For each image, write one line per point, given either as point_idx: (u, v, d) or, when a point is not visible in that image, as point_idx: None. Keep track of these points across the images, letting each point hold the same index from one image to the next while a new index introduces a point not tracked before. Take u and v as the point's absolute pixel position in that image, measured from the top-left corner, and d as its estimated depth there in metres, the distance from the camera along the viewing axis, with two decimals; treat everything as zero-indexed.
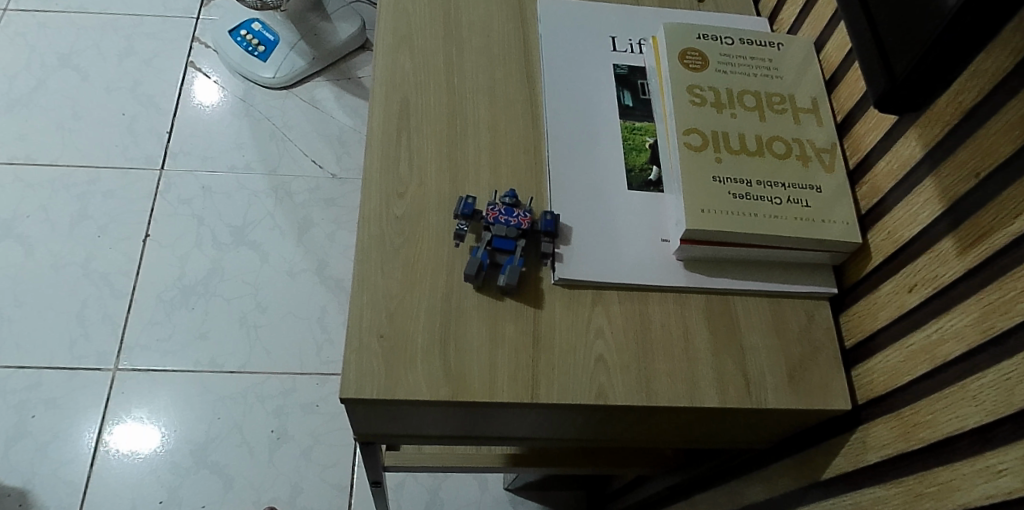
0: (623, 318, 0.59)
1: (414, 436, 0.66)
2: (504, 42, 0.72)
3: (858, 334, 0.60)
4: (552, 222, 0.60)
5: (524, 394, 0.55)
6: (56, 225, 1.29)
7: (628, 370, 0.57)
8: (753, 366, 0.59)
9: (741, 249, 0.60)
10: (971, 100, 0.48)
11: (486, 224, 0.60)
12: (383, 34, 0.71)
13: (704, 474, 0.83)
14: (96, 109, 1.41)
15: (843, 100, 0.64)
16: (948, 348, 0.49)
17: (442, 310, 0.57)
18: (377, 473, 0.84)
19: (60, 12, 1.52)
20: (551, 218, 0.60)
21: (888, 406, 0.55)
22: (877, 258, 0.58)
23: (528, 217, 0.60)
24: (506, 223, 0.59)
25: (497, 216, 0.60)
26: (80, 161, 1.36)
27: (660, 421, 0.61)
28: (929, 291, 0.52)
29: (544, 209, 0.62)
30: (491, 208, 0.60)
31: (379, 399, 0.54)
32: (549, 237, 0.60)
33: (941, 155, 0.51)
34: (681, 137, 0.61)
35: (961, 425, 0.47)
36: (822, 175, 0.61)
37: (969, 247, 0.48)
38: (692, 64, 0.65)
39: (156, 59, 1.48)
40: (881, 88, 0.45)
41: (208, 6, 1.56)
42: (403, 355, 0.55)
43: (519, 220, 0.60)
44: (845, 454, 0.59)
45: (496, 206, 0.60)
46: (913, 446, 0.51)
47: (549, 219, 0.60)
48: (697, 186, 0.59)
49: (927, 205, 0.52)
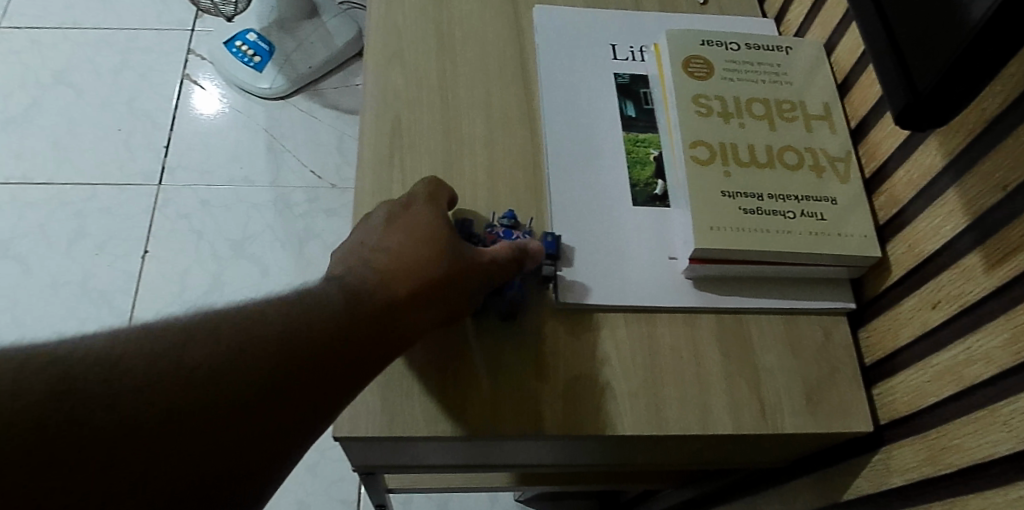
0: (630, 342, 0.56)
1: (416, 466, 0.64)
2: (501, 54, 0.69)
3: (878, 352, 0.57)
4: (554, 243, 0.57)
5: (528, 427, 0.53)
6: (54, 244, 1.27)
7: (637, 397, 0.54)
8: (768, 388, 0.56)
9: (752, 267, 0.58)
10: (997, 107, 0.45)
11: (483, 244, 0.57)
12: (375, 51, 0.68)
13: (720, 490, 0.79)
14: (92, 125, 1.39)
15: (857, 105, 0.61)
16: (974, 370, 0.46)
17: (442, 339, 0.55)
18: (380, 495, 0.81)
19: (55, 28, 1.50)
20: (552, 239, 0.58)
21: (910, 429, 0.52)
22: (897, 273, 0.55)
23: (529, 239, 0.58)
24: None
25: (496, 237, 0.57)
26: (77, 178, 1.33)
27: (670, 446, 0.58)
28: (954, 309, 0.49)
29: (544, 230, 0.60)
30: (489, 230, 0.58)
31: (375, 436, 0.52)
32: (550, 258, 0.57)
33: (964, 164, 0.48)
34: (687, 150, 0.58)
35: (990, 453, 0.44)
36: (836, 185, 0.58)
37: (997, 264, 0.45)
38: (697, 72, 0.62)
39: (151, 73, 1.46)
40: (901, 103, 0.42)
41: (203, 17, 1.53)
42: (399, 388, 0.53)
43: (519, 241, 0.57)
44: (866, 475, 0.56)
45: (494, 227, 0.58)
46: (939, 473, 0.48)
47: (551, 240, 0.57)
48: (705, 202, 0.56)
49: (950, 218, 0.49)
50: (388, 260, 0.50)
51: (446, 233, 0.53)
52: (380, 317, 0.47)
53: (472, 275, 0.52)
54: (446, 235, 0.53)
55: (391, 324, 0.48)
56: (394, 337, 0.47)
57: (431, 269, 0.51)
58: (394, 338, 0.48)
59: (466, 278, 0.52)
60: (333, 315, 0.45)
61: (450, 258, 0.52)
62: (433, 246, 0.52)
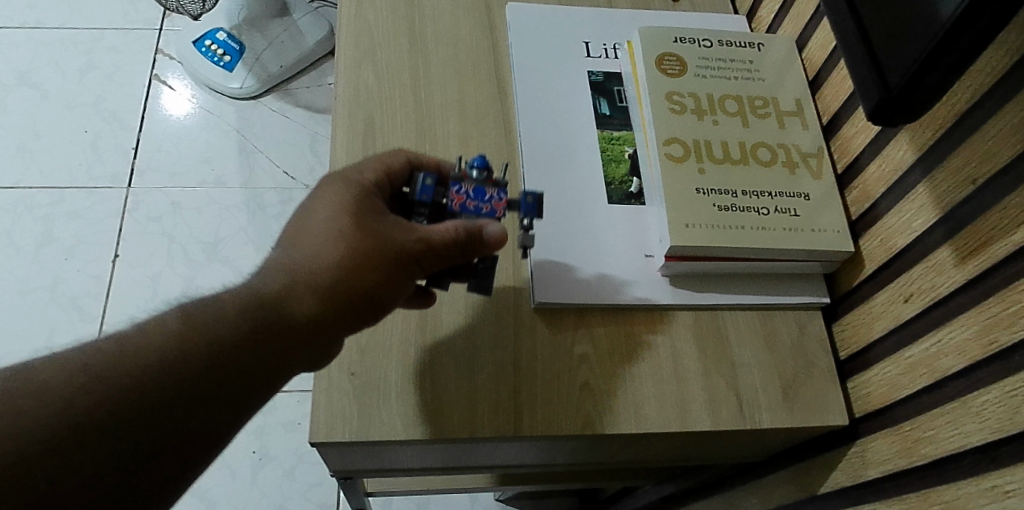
0: (607, 341, 0.56)
1: (393, 470, 0.63)
2: (474, 52, 0.68)
3: (852, 346, 0.57)
4: (533, 206, 0.50)
5: (506, 428, 0.52)
6: (20, 249, 1.23)
7: (614, 396, 0.54)
8: (745, 383, 0.56)
9: (727, 264, 0.58)
10: (966, 103, 0.46)
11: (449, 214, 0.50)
12: (346, 50, 0.67)
13: (699, 485, 0.79)
14: (57, 127, 1.34)
15: (828, 101, 0.61)
16: (947, 362, 0.47)
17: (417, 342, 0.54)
18: (358, 500, 0.80)
19: (15, 26, 1.44)
20: (531, 199, 0.50)
21: (884, 421, 0.53)
22: (870, 267, 0.56)
23: (504, 200, 0.49)
24: (476, 211, 0.49)
25: (465, 202, 0.49)
26: (43, 182, 1.29)
27: (649, 443, 0.58)
28: (926, 303, 0.49)
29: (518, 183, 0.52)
30: (456, 189, 0.49)
31: (351, 441, 0.51)
32: (527, 222, 0.51)
33: (934, 159, 0.49)
34: (662, 148, 0.58)
35: (963, 443, 0.44)
36: (808, 181, 0.59)
37: (968, 256, 0.46)
38: (670, 69, 0.62)
39: (118, 73, 1.41)
40: (874, 102, 0.43)
41: (171, 16, 1.49)
42: (373, 393, 0.52)
43: (491, 205, 0.49)
44: (842, 468, 0.56)
45: (461, 191, 0.49)
46: (914, 464, 0.49)
47: (530, 201, 0.50)
48: (679, 200, 0.56)
49: (921, 212, 0.50)
50: (309, 259, 0.46)
51: (367, 222, 0.47)
52: (281, 338, 0.44)
53: (398, 273, 0.47)
54: (372, 223, 0.47)
55: (299, 342, 0.45)
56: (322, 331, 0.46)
57: (342, 268, 0.45)
58: (306, 347, 0.45)
59: (391, 272, 0.46)
60: (229, 335, 0.43)
61: (369, 253, 0.46)
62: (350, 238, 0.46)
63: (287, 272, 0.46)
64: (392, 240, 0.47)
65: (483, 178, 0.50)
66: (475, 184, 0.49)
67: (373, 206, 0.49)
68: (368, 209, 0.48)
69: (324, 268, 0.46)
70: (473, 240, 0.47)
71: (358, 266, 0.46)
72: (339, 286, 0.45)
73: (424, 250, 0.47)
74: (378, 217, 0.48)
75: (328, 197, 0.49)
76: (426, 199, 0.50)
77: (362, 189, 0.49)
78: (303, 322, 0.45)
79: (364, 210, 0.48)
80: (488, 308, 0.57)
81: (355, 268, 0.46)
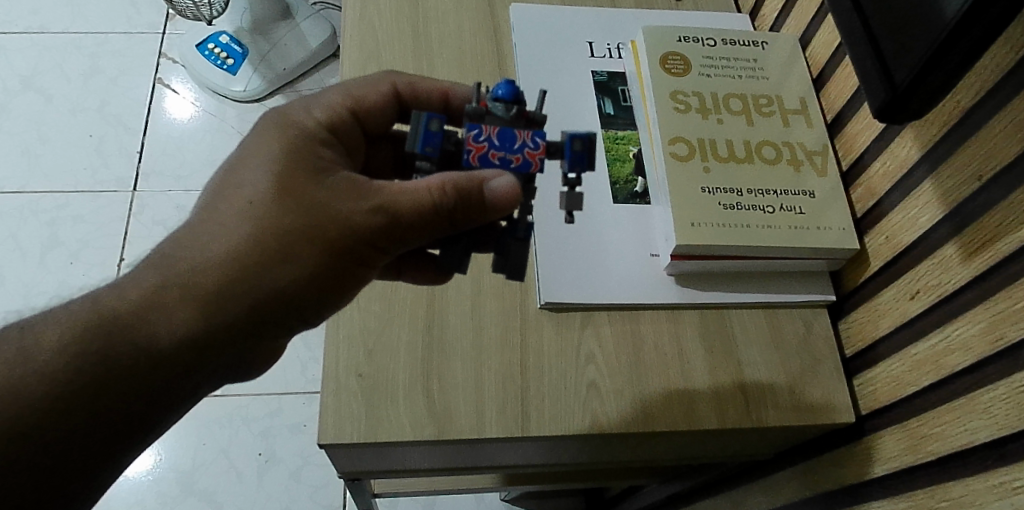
0: (613, 340, 0.57)
1: (400, 471, 0.63)
2: (478, 53, 0.69)
3: (858, 343, 0.57)
4: (582, 154, 0.43)
5: (513, 428, 0.52)
6: (26, 253, 1.23)
7: (621, 395, 0.54)
8: (751, 381, 0.56)
9: (733, 262, 0.58)
10: (971, 99, 0.46)
11: (466, 165, 0.41)
12: (350, 53, 0.68)
13: (705, 483, 0.79)
14: (63, 131, 1.35)
15: (832, 99, 0.61)
16: (954, 359, 0.47)
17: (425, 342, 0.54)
18: (364, 500, 0.80)
19: (20, 32, 1.45)
20: (578, 143, 0.44)
21: (891, 418, 0.53)
22: (876, 264, 0.56)
23: (535, 148, 0.41)
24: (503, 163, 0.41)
25: (489, 153, 0.41)
26: (49, 186, 1.29)
27: (656, 442, 0.58)
28: (933, 299, 0.49)
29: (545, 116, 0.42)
30: (477, 138, 0.41)
31: (359, 442, 0.51)
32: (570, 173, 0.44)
33: (939, 156, 0.49)
34: (666, 147, 0.58)
35: (971, 440, 0.44)
36: (813, 178, 0.59)
37: (974, 253, 0.46)
38: (674, 68, 0.62)
39: (122, 77, 1.42)
40: (880, 98, 0.43)
41: (173, 20, 1.50)
42: (381, 393, 0.53)
43: (520, 154, 0.41)
44: (849, 465, 0.56)
45: (485, 136, 0.41)
46: (921, 461, 0.49)
47: (575, 147, 0.43)
48: (685, 199, 0.56)
49: (927, 208, 0.50)
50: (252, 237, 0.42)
51: (301, 189, 0.43)
52: (220, 320, 0.43)
53: (347, 247, 0.43)
54: (308, 190, 0.43)
55: (244, 325, 0.44)
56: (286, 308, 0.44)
57: (275, 247, 0.42)
58: (258, 326, 0.44)
59: (337, 248, 0.42)
60: (171, 319, 0.42)
61: (301, 230, 0.42)
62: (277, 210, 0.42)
63: (209, 248, 0.43)
64: (331, 214, 0.42)
65: (516, 117, 0.42)
66: (504, 123, 0.42)
67: (309, 165, 0.44)
68: (300, 173, 0.43)
69: (254, 243, 0.42)
70: (467, 202, 0.40)
71: (290, 244, 0.42)
72: (273, 264, 0.43)
73: (381, 221, 0.42)
74: (314, 182, 0.43)
75: (256, 156, 0.44)
76: (435, 149, 0.41)
77: (294, 147, 0.44)
78: (241, 304, 0.43)
79: (295, 175, 0.43)
80: (495, 308, 0.57)
81: (286, 247, 0.42)
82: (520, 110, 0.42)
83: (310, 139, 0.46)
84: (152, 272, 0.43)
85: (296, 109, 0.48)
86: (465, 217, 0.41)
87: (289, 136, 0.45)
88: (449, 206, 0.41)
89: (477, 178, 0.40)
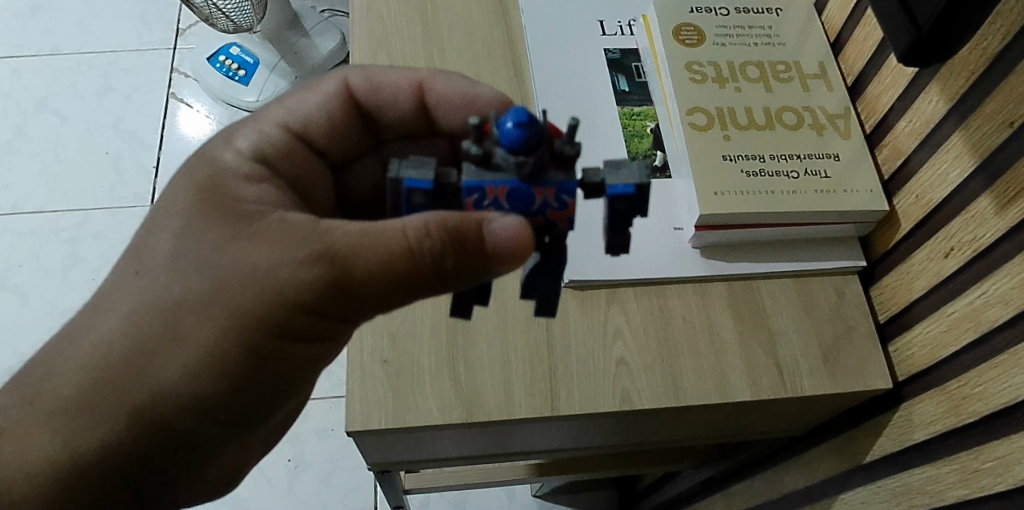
0: (642, 315, 0.57)
1: (429, 461, 0.64)
2: (490, 37, 0.68)
3: (892, 308, 0.56)
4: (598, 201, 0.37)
5: (544, 409, 0.53)
6: (49, 272, 1.22)
7: (651, 370, 0.55)
8: (784, 351, 0.56)
9: (759, 230, 0.57)
10: (997, 45, 0.45)
11: (497, 204, 0.36)
12: (359, 42, 0.68)
13: (737, 467, 0.77)
14: (79, 151, 1.33)
15: (851, 62, 0.61)
16: (993, 313, 0.45)
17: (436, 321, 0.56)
18: (394, 495, 0.80)
19: (34, 56, 1.43)
20: (621, 202, 0.36)
21: (930, 381, 0.51)
22: (906, 224, 0.55)
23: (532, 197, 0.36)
24: (509, 205, 0.36)
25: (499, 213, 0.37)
26: (67, 205, 1.28)
27: (685, 418, 0.58)
28: (968, 255, 0.48)
29: (569, 140, 0.35)
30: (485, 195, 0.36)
31: (388, 428, 0.53)
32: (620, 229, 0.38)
33: (969, 105, 0.47)
34: (685, 118, 0.58)
35: (1017, 395, 0.42)
36: (837, 142, 0.58)
37: (1007, 204, 0.44)
38: (688, 39, 0.62)
39: (136, 93, 1.39)
40: (905, 43, 0.43)
41: (183, 34, 1.46)
42: (410, 381, 0.54)
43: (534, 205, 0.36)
44: (888, 434, 0.54)
45: (489, 199, 0.36)
46: (964, 422, 0.47)
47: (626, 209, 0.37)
48: (706, 168, 0.56)
49: (957, 162, 0.48)
50: (214, 344, 0.40)
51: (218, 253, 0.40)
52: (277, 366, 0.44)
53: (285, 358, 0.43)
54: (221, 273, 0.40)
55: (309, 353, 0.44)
56: (275, 396, 0.46)
57: (204, 353, 0.41)
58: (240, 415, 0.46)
59: (300, 339, 0.42)
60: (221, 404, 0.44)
61: (229, 288, 0.39)
62: (196, 260, 0.41)
63: (184, 321, 0.40)
64: (259, 269, 0.39)
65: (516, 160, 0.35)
66: (511, 176, 0.35)
67: (234, 215, 0.41)
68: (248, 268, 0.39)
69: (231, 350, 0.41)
70: (422, 227, 0.36)
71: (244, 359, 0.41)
72: (241, 338, 0.40)
73: (345, 292, 0.38)
74: (236, 240, 0.40)
75: (165, 217, 0.43)
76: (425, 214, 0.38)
77: (210, 188, 0.42)
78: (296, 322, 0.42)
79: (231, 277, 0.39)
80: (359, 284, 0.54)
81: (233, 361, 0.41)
82: (532, 166, 0.35)
83: (231, 179, 0.43)
84: (155, 349, 0.41)
85: (216, 145, 0.45)
86: (341, 106, 0.50)
87: (203, 180, 0.43)
88: (428, 253, 0.36)
89: (476, 217, 0.36)
